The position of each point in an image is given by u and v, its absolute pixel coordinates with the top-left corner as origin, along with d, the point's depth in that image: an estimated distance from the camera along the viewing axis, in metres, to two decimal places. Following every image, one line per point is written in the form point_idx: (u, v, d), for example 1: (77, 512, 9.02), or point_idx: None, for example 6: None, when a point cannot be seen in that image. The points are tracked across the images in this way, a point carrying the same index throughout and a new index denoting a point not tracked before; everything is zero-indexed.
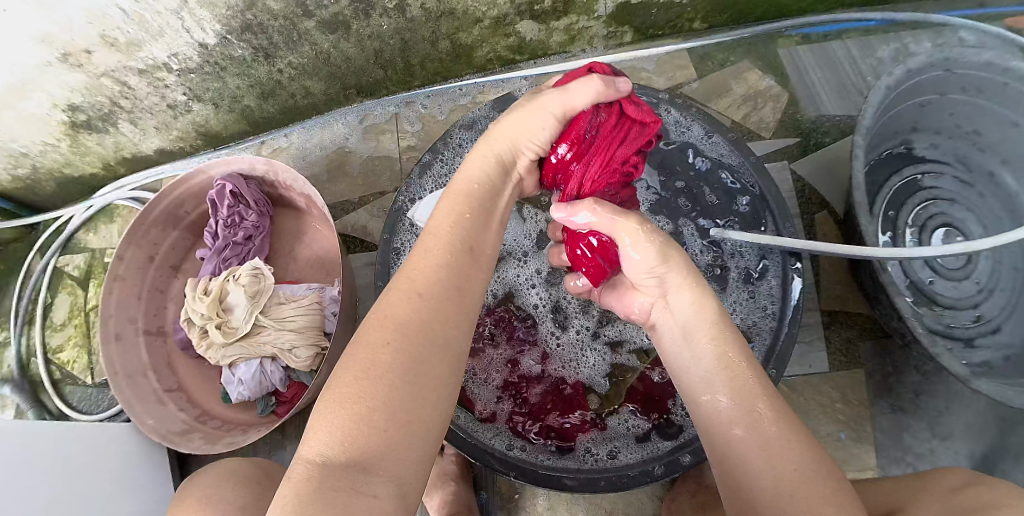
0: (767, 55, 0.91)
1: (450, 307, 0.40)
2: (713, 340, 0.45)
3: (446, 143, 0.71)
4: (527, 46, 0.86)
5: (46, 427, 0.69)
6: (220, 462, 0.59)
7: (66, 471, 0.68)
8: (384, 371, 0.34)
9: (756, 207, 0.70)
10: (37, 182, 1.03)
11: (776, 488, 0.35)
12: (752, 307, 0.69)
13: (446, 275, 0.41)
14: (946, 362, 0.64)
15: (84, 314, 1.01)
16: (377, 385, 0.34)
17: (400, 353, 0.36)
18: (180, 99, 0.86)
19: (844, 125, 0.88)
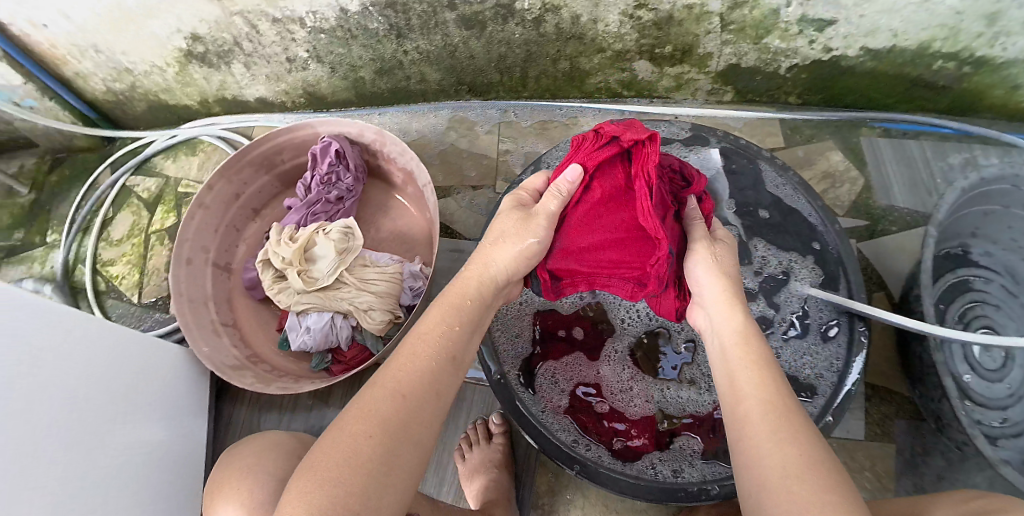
0: (851, 142, 0.96)
1: (429, 406, 0.41)
2: (746, 350, 0.47)
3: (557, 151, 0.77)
4: (637, 84, 0.91)
5: (80, 350, 0.62)
6: (263, 434, 0.66)
7: (91, 376, 0.62)
8: (360, 461, 0.36)
9: (832, 268, 0.73)
10: (129, 100, 1.06)
11: (790, 471, 0.36)
12: (821, 360, 0.71)
13: (428, 374, 0.42)
14: (981, 446, 0.70)
15: (144, 235, 1.01)
16: (350, 471, 0.35)
17: (376, 435, 0.37)
18: (301, 55, 0.89)
19: (912, 219, 0.92)
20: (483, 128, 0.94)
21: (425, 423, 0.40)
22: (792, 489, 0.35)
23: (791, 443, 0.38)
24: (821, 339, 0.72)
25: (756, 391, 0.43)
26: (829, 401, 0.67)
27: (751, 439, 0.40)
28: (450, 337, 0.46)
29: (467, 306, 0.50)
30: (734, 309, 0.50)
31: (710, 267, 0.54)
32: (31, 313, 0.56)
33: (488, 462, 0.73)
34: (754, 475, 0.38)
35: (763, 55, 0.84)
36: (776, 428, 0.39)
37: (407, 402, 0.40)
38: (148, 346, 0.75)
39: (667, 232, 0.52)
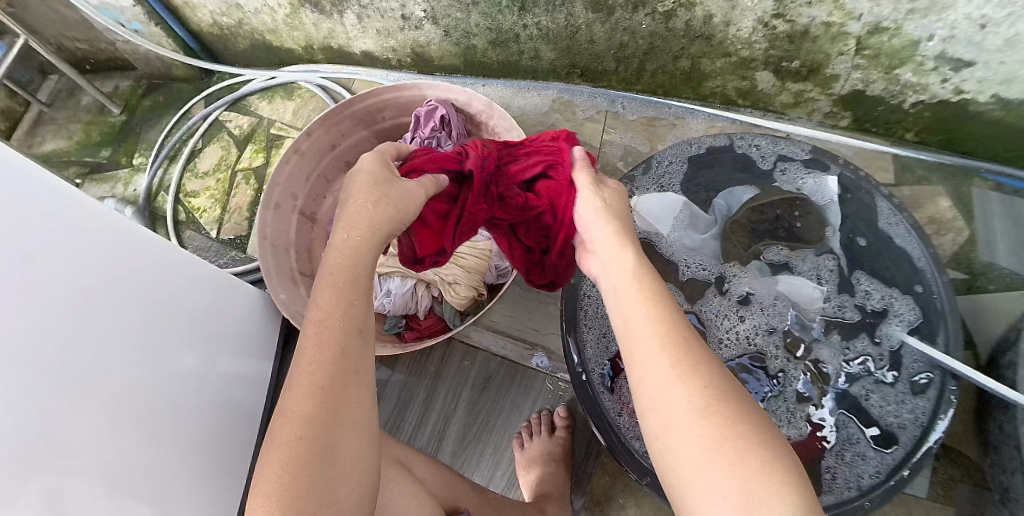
0: (964, 190, 0.91)
1: (351, 382, 0.38)
2: (647, 299, 0.41)
3: (672, 151, 0.73)
4: (755, 94, 0.87)
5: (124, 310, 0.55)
6: None
7: (160, 304, 0.61)
8: (301, 465, 0.33)
9: (931, 317, 0.67)
10: (233, 36, 1.06)
11: (699, 425, 0.32)
12: (906, 412, 0.66)
13: (341, 348, 0.39)
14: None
15: (231, 172, 1.02)
16: (297, 478, 0.33)
17: (300, 429, 0.35)
18: (418, 15, 0.88)
19: (1014, 280, 0.87)
20: (581, 113, 0.94)
21: (348, 405, 0.37)
22: (707, 441, 0.32)
23: (680, 386, 0.34)
24: (911, 390, 0.67)
25: (649, 333, 0.38)
26: (908, 456, 0.63)
27: (653, 385, 0.36)
28: (347, 298, 0.42)
29: (352, 267, 0.44)
30: (619, 251, 0.46)
31: (598, 211, 0.51)
32: (109, 232, 0.54)
33: (547, 455, 0.71)
34: (659, 421, 0.34)
35: (889, 86, 0.78)
36: (676, 371, 0.35)
37: (324, 389, 0.37)
38: (220, 284, 0.74)
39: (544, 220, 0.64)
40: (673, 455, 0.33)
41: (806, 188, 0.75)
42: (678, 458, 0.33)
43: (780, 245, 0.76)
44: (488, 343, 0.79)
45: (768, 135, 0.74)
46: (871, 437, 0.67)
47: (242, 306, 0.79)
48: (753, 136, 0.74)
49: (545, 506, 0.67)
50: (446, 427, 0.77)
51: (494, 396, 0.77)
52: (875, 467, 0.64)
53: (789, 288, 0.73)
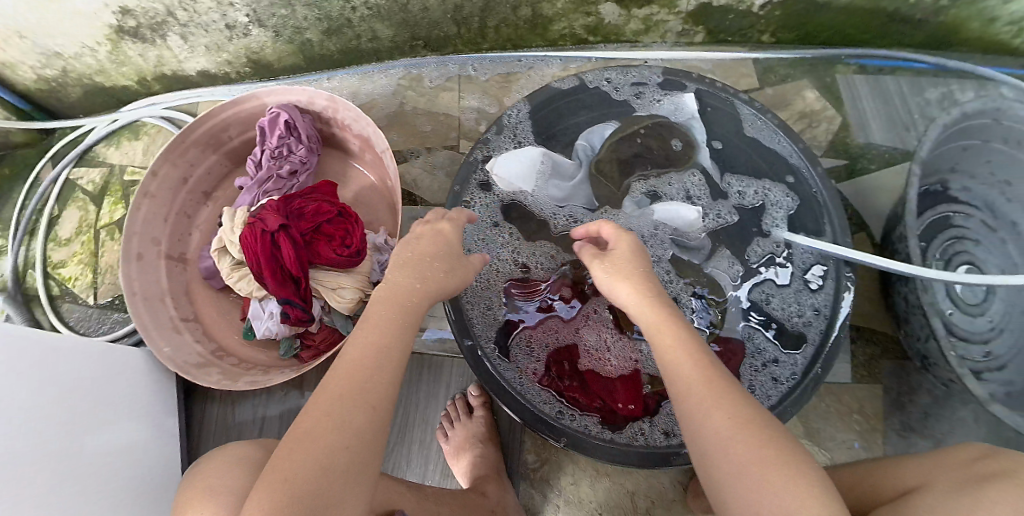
0: (828, 80, 0.93)
1: (382, 405, 0.40)
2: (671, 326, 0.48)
3: (521, 105, 0.70)
4: (604, 28, 0.86)
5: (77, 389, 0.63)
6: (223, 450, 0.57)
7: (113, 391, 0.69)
8: (325, 467, 0.36)
9: (815, 211, 0.68)
10: (62, 87, 0.98)
11: (727, 432, 0.39)
12: (807, 309, 0.68)
13: (384, 377, 0.42)
14: (969, 384, 0.67)
15: (94, 231, 0.96)
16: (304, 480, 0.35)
17: (354, 444, 0.37)
18: (242, 21, 0.83)
19: (892, 156, 0.90)
20: (428, 82, 0.90)
21: (383, 417, 0.40)
22: (738, 445, 0.38)
23: (718, 406, 0.40)
24: (806, 286, 0.69)
25: (692, 363, 0.44)
26: (816, 351, 0.64)
27: (688, 406, 0.42)
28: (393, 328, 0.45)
29: (410, 309, 0.47)
30: (638, 285, 0.52)
31: (615, 272, 0.55)
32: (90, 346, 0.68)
33: (471, 437, 0.71)
34: (701, 436, 0.40)
35: None
36: (709, 397, 0.41)
37: (375, 414, 0.39)
38: (106, 352, 0.70)
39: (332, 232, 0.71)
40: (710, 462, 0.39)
41: (663, 113, 0.74)
42: (721, 465, 0.38)
43: (645, 176, 0.75)
44: None
45: (617, 66, 0.71)
46: (780, 339, 0.68)
47: (129, 367, 0.73)
48: (603, 69, 0.71)
49: (486, 488, 0.65)
50: None
51: (408, 391, 0.76)
52: (788, 368, 0.66)
53: (666, 212, 0.72)
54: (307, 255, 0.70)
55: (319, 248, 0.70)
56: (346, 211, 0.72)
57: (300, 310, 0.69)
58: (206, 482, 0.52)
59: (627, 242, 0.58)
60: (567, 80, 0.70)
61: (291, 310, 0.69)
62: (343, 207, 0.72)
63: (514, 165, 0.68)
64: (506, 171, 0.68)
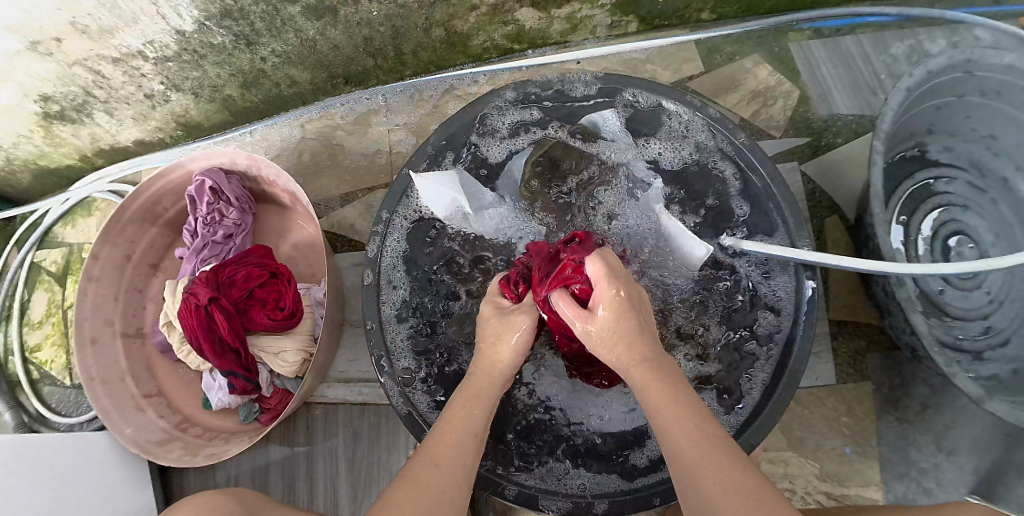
0: (780, 49, 0.85)
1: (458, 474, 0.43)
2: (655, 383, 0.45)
3: (421, 151, 0.66)
4: (526, 34, 0.81)
5: (49, 482, 0.66)
6: (194, 499, 0.50)
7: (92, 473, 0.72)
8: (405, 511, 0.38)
9: (757, 215, 0.64)
10: (11, 173, 0.98)
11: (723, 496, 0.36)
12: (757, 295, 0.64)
13: (460, 448, 0.45)
14: (959, 383, 0.58)
15: (62, 311, 0.98)
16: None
17: (419, 497, 0.39)
18: (158, 88, 0.81)
19: (859, 125, 0.82)
20: (345, 120, 0.88)
21: (454, 475, 0.42)
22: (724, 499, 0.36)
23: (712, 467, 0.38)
24: (767, 275, 0.64)
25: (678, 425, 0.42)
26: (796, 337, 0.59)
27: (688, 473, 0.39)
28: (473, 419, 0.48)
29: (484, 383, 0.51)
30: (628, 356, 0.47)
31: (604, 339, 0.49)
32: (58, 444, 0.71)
33: None
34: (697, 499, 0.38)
35: None
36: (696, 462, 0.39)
37: (443, 466, 0.43)
38: (55, 445, 0.70)
39: (265, 295, 0.70)
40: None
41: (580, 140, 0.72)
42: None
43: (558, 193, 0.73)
44: (343, 394, 0.77)
45: (511, 85, 0.66)
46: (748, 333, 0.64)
47: (89, 453, 0.74)
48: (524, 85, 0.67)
49: None
50: (338, 493, 0.74)
51: (369, 444, 0.75)
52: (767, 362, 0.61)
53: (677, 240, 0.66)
54: (242, 322, 0.69)
55: (252, 314, 0.69)
56: (279, 271, 0.71)
57: (244, 379, 0.70)
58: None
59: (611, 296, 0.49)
60: (457, 120, 0.66)
61: (236, 380, 0.70)
62: (274, 268, 0.71)
63: (443, 185, 0.65)
64: (437, 192, 0.66)
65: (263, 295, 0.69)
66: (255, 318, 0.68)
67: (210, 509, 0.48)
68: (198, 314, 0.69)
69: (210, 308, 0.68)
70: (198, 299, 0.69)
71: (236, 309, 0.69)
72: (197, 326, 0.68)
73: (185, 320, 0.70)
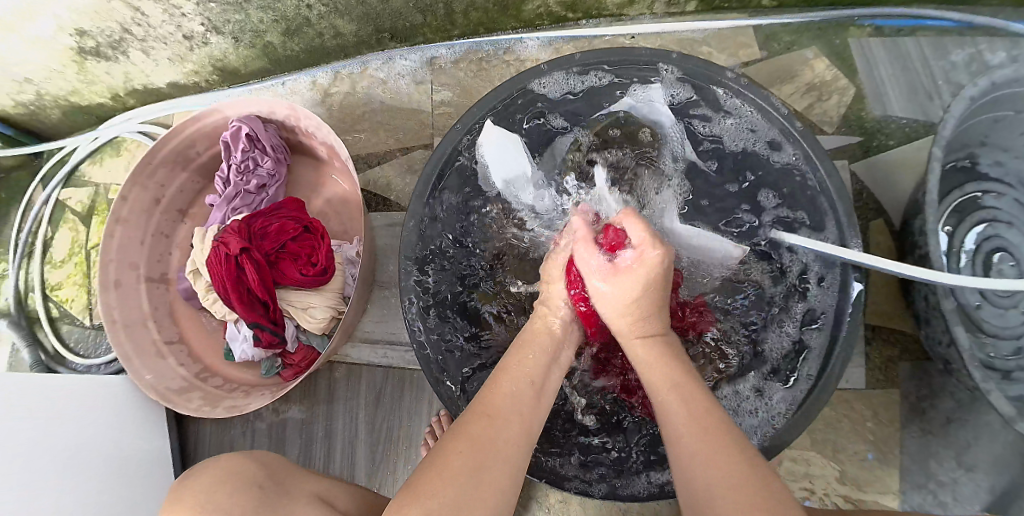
0: (840, 43, 0.82)
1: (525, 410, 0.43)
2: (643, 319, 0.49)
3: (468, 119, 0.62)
4: (582, 3, 0.78)
5: (67, 421, 0.65)
6: (217, 460, 0.48)
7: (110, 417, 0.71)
8: (483, 441, 0.39)
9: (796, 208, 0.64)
10: (41, 109, 0.97)
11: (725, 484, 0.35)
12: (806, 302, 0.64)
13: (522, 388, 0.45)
14: (993, 401, 0.57)
15: (85, 251, 0.97)
16: (482, 447, 0.38)
17: (500, 429, 0.40)
18: (198, 30, 0.79)
19: (913, 128, 0.79)
20: (388, 78, 0.86)
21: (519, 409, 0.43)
22: (718, 477, 0.35)
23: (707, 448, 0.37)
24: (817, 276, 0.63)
25: (689, 411, 0.41)
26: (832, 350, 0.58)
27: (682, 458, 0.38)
28: (536, 365, 0.48)
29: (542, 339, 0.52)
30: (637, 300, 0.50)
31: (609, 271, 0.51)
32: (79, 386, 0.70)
33: None
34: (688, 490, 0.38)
35: None
36: (702, 444, 0.38)
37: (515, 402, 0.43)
38: (67, 385, 0.68)
39: (297, 249, 0.68)
40: (704, 504, 0.35)
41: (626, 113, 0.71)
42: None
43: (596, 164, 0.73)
44: (367, 356, 0.76)
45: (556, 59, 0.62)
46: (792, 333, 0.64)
47: (108, 394, 0.74)
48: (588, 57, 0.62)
49: None
50: (352, 454, 0.74)
51: (390, 407, 0.75)
52: (808, 371, 0.60)
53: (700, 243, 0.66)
54: (273, 275, 0.68)
55: (283, 268, 0.68)
56: (312, 225, 0.70)
57: (270, 333, 0.69)
58: (193, 497, 0.43)
59: (649, 249, 0.50)
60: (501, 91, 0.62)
61: (262, 333, 0.69)
62: (308, 222, 0.70)
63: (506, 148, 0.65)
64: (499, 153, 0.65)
65: (296, 249, 0.69)
66: (286, 272, 0.68)
67: (236, 471, 0.47)
68: (229, 263, 0.68)
69: (240, 258, 0.67)
70: (230, 248, 0.68)
71: (267, 261, 0.68)
72: (227, 274, 0.67)
73: (214, 268, 0.69)
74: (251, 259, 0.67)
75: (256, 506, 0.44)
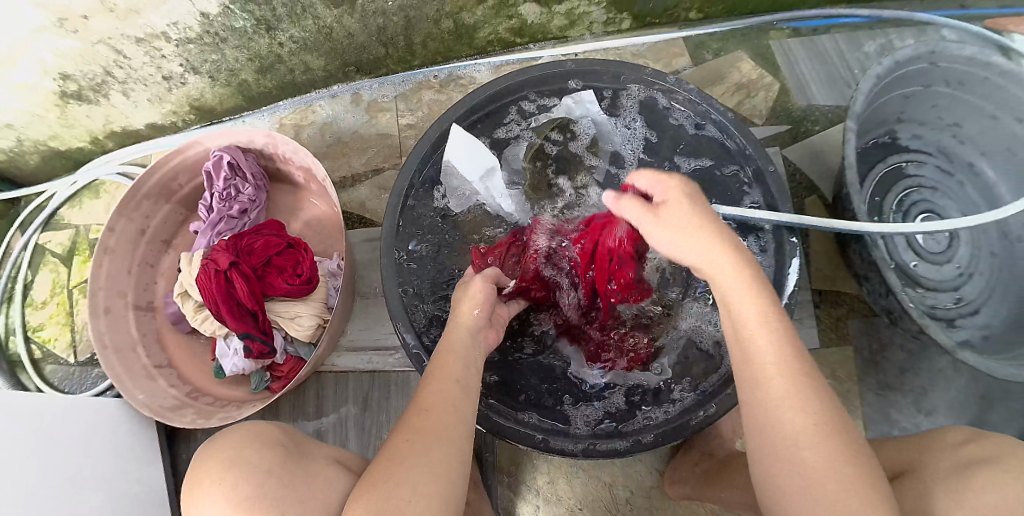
0: (762, 46, 0.93)
1: (451, 402, 0.49)
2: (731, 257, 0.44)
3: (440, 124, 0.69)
4: (528, 28, 0.87)
5: (58, 441, 0.66)
6: (241, 426, 0.53)
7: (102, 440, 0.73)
8: (417, 451, 0.44)
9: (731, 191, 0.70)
10: (20, 155, 1.00)
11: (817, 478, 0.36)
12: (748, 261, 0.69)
13: (450, 388, 0.50)
14: (932, 334, 0.66)
15: (67, 291, 0.99)
16: (413, 454, 0.43)
17: (433, 433, 0.46)
18: (177, 71, 0.85)
19: (834, 115, 0.89)
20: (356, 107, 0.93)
21: (448, 406, 0.48)
22: (809, 451, 0.36)
23: (788, 403, 0.38)
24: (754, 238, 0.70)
25: (769, 343, 0.41)
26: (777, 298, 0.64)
27: (764, 399, 0.39)
28: (454, 372, 0.52)
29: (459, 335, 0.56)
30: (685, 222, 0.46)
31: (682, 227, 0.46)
32: (76, 406, 0.72)
33: None
34: (750, 426, 0.41)
35: None
36: (767, 381, 0.40)
37: (438, 403, 0.48)
38: (57, 407, 0.70)
39: (283, 262, 0.73)
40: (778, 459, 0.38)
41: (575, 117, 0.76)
42: (769, 465, 0.38)
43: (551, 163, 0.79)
44: (353, 364, 0.80)
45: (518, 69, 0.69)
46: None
47: (103, 417, 0.75)
48: (558, 63, 0.69)
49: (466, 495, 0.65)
50: None
51: (379, 409, 0.78)
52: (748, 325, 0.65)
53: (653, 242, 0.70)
54: (261, 287, 0.72)
55: (270, 281, 0.72)
56: (296, 242, 0.75)
57: (260, 342, 0.71)
58: (223, 456, 0.47)
59: (675, 182, 0.49)
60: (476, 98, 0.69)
61: (253, 343, 0.71)
62: (291, 239, 0.74)
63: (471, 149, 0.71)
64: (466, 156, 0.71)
65: (282, 262, 0.73)
66: (273, 284, 0.72)
67: (260, 433, 0.51)
68: (219, 277, 0.71)
69: (229, 273, 0.71)
70: (218, 264, 0.72)
71: (255, 275, 0.72)
72: (217, 288, 0.71)
73: (203, 282, 0.72)
74: (240, 273, 0.71)
75: (283, 461, 0.48)
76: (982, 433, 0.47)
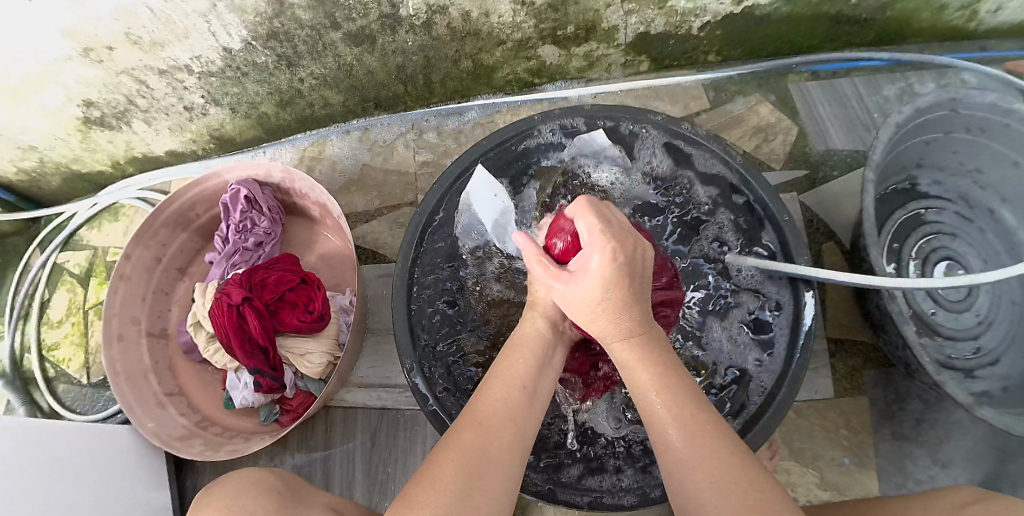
0: (780, 89, 0.92)
1: (517, 412, 0.45)
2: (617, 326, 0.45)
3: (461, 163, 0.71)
4: (547, 70, 0.88)
5: (64, 467, 0.67)
6: (238, 472, 0.51)
7: (107, 468, 0.73)
8: (477, 453, 0.39)
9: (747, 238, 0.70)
10: (43, 176, 1.02)
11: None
12: (759, 309, 0.68)
13: (515, 395, 0.46)
14: (949, 390, 0.62)
15: (83, 311, 1.00)
16: (472, 457, 0.39)
17: (498, 441, 0.41)
18: (198, 101, 0.86)
19: (853, 159, 0.89)
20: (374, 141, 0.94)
21: (510, 410, 0.44)
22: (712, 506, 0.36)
23: (683, 460, 0.39)
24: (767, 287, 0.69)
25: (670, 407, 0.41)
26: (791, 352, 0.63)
27: (669, 460, 0.40)
28: (524, 375, 0.48)
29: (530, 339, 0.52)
30: (615, 312, 0.45)
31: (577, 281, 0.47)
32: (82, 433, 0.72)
33: None
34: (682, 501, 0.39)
35: (670, 18, 0.79)
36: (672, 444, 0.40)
37: (509, 410, 0.44)
38: (63, 433, 0.70)
39: (295, 297, 0.73)
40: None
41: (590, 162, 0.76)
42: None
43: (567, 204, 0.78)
44: (362, 399, 0.80)
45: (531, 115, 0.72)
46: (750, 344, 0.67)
47: (110, 445, 0.76)
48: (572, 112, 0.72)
49: None
50: (355, 492, 0.76)
51: (388, 445, 0.78)
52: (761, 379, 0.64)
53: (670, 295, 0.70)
54: (273, 324, 0.72)
55: (283, 316, 0.72)
56: (309, 277, 0.75)
57: (270, 379, 0.72)
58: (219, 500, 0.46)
59: (592, 226, 0.47)
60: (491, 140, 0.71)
61: (262, 379, 0.72)
62: (304, 275, 0.75)
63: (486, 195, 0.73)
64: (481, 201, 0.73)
65: (295, 297, 0.73)
66: (284, 318, 0.72)
67: (257, 479, 0.50)
68: (232, 309, 0.72)
69: (242, 306, 0.72)
70: (232, 297, 0.73)
71: (267, 309, 0.72)
72: (229, 320, 0.72)
73: (217, 314, 0.73)
74: (252, 306, 0.72)
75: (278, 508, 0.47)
76: (991, 493, 0.45)
